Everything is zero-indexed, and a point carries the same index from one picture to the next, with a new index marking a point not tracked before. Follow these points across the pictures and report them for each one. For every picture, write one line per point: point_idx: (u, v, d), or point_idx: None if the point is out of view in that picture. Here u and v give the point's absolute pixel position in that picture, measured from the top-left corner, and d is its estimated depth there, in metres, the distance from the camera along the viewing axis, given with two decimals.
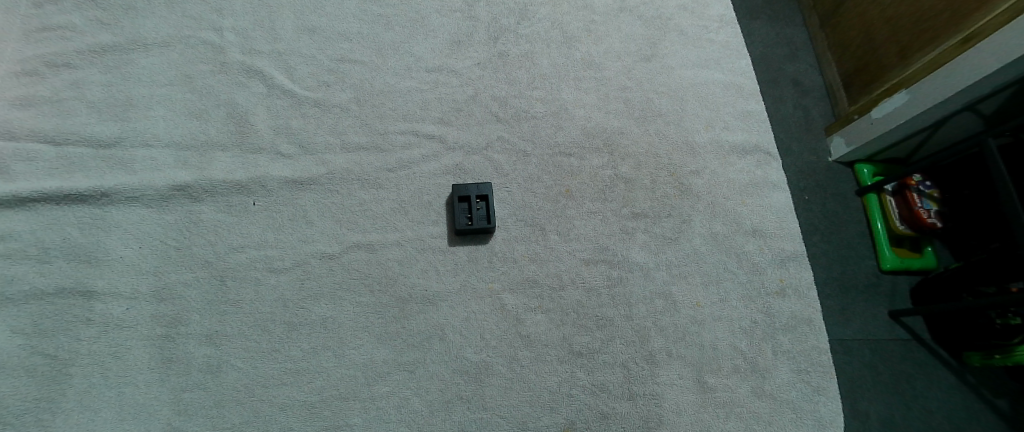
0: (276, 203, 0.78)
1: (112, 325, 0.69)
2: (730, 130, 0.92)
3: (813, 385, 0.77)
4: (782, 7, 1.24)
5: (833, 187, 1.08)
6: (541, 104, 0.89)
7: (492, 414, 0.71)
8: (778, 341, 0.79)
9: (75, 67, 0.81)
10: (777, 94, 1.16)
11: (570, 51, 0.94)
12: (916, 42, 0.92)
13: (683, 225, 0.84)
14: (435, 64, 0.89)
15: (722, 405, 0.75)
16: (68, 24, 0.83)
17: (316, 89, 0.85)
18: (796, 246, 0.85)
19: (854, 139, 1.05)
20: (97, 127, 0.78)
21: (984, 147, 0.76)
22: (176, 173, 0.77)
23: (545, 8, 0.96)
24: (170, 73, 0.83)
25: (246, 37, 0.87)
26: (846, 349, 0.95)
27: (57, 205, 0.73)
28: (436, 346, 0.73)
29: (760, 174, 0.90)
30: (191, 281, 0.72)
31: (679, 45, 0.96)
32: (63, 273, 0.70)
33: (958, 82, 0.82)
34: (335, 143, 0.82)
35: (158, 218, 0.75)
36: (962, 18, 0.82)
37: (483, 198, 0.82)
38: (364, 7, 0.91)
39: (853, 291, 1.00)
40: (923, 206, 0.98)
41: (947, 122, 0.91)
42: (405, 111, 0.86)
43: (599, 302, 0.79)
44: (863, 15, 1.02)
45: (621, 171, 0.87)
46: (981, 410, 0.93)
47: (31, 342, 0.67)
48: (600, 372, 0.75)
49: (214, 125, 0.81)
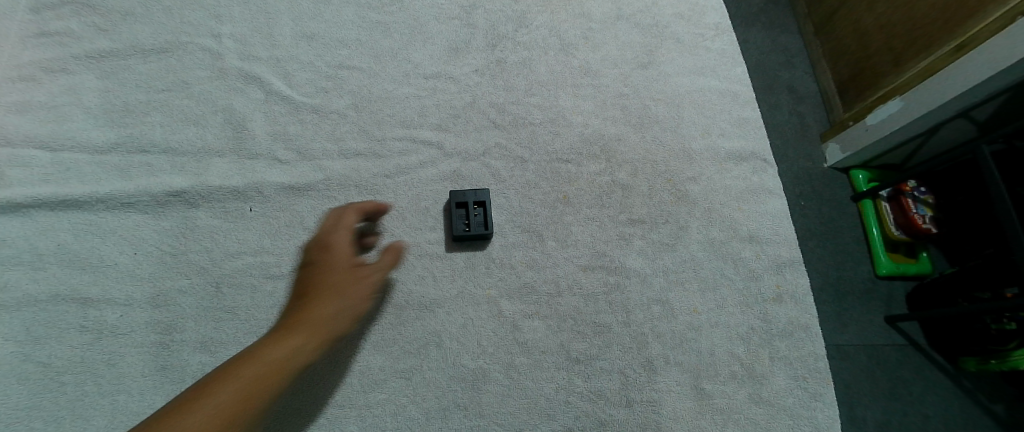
0: (273, 209, 0.78)
1: (106, 332, 0.68)
2: (726, 137, 0.92)
3: (810, 391, 0.77)
4: (777, 15, 1.26)
5: (828, 194, 1.09)
6: (539, 110, 0.90)
7: (489, 421, 0.70)
8: (776, 348, 0.79)
9: (73, 73, 0.81)
10: (773, 101, 1.17)
11: (568, 58, 0.94)
12: (910, 50, 0.93)
13: (680, 231, 0.85)
14: (434, 71, 0.90)
15: (720, 412, 0.75)
16: (66, 30, 0.83)
17: (314, 95, 0.85)
18: (793, 252, 0.86)
19: (848, 145, 1.06)
20: (94, 133, 0.78)
21: (977, 153, 0.77)
22: (173, 179, 0.77)
23: (542, 16, 0.97)
24: (168, 79, 0.83)
25: (244, 43, 0.87)
26: (842, 354, 0.96)
27: (50, 211, 0.73)
28: (434, 353, 0.73)
29: (756, 181, 0.90)
30: (187, 288, 0.72)
31: (675, 53, 0.97)
32: (57, 280, 0.70)
33: (951, 88, 0.83)
34: (333, 150, 0.82)
35: (154, 224, 0.75)
36: (956, 26, 0.83)
37: (481, 205, 0.81)
38: (363, 14, 0.92)
39: (849, 296, 1.00)
40: (917, 212, 0.98)
41: (941, 128, 0.92)
42: (404, 118, 0.86)
43: (597, 309, 0.78)
44: (858, 23, 1.04)
45: (619, 177, 0.87)
46: (978, 416, 0.94)
47: (24, 349, 0.66)
48: (597, 379, 0.74)
49: (211, 131, 0.81)
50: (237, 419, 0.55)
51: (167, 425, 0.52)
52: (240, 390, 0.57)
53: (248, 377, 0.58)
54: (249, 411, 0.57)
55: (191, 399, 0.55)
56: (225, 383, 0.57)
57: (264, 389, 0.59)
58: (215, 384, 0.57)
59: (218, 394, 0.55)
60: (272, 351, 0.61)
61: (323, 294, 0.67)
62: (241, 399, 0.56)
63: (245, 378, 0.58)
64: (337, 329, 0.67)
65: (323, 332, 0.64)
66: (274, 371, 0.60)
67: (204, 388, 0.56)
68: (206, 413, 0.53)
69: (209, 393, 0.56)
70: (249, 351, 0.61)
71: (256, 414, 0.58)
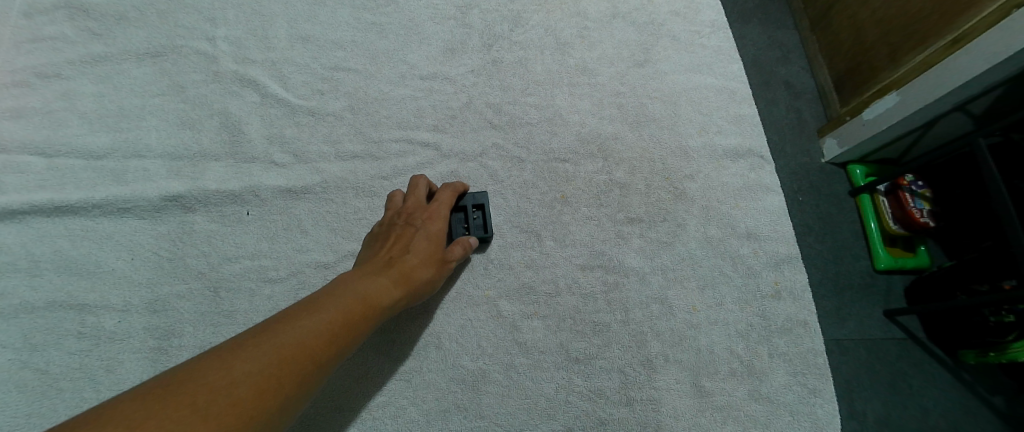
0: (271, 212, 0.77)
1: (104, 338, 0.68)
2: (723, 135, 0.92)
3: (809, 388, 0.78)
4: (773, 10, 1.25)
5: (825, 189, 1.09)
6: (536, 110, 0.90)
7: (489, 421, 0.71)
8: (775, 344, 0.80)
9: (67, 77, 0.81)
10: (769, 97, 1.17)
11: (564, 57, 0.94)
12: (905, 44, 0.93)
13: (678, 229, 0.85)
14: (429, 72, 0.89)
15: (719, 409, 0.75)
16: (59, 35, 0.83)
17: (309, 97, 0.85)
18: (790, 248, 0.86)
19: (846, 140, 1.06)
20: (89, 138, 0.78)
21: (974, 146, 0.77)
22: (169, 183, 0.77)
23: (538, 15, 0.96)
24: (162, 83, 0.83)
25: (239, 46, 0.87)
26: (841, 349, 0.96)
27: (46, 217, 0.72)
28: (433, 354, 0.73)
29: (753, 178, 0.90)
30: (184, 293, 0.72)
31: (671, 50, 0.97)
32: (54, 286, 0.69)
33: (947, 82, 0.83)
34: (329, 152, 0.82)
35: (151, 229, 0.74)
36: (951, 20, 0.83)
37: (479, 208, 0.81)
38: (358, 16, 0.91)
39: (847, 291, 1.00)
40: (915, 206, 0.98)
41: (938, 122, 0.92)
42: (400, 119, 0.86)
43: (595, 308, 0.78)
44: (854, 18, 1.04)
45: (616, 176, 0.87)
46: (977, 409, 0.94)
47: (22, 356, 0.66)
48: (596, 379, 0.74)
49: (207, 134, 0.80)
50: (336, 343, 0.54)
51: (270, 335, 0.51)
52: (340, 316, 0.55)
53: (347, 307, 0.57)
54: (347, 337, 0.55)
55: (291, 315, 0.54)
56: (324, 306, 0.55)
57: (361, 321, 0.57)
58: (315, 306, 0.55)
59: (319, 314, 0.54)
60: (368, 292, 0.60)
61: (418, 257, 0.67)
62: (340, 324, 0.55)
63: (344, 306, 0.56)
64: (419, 296, 0.66)
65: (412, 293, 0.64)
66: (370, 307, 0.59)
67: (304, 307, 0.55)
68: (309, 330, 0.52)
69: (309, 312, 0.54)
70: (344, 284, 0.60)
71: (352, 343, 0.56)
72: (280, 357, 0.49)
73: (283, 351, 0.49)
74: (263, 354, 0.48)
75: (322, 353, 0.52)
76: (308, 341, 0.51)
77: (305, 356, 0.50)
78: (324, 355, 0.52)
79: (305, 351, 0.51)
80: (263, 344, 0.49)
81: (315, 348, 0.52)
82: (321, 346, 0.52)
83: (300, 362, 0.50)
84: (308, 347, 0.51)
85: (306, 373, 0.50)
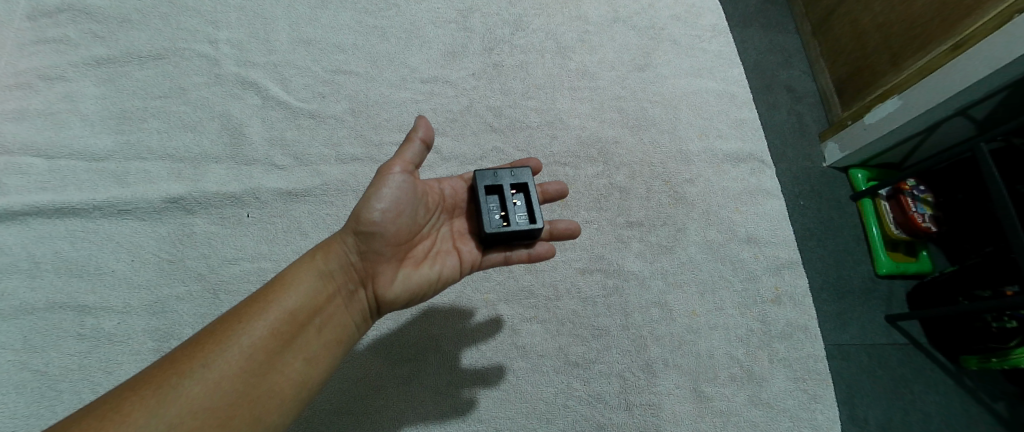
0: (270, 214, 0.78)
1: (103, 340, 0.68)
2: (723, 138, 0.93)
3: (810, 393, 0.77)
4: (774, 15, 1.26)
5: (827, 193, 1.08)
6: (536, 114, 0.90)
7: (487, 426, 0.70)
8: (774, 349, 0.79)
9: (70, 80, 0.81)
10: (770, 101, 1.17)
11: (564, 61, 0.94)
12: (907, 48, 0.93)
13: (677, 233, 0.84)
14: (430, 75, 0.90)
15: (719, 414, 0.74)
16: (64, 37, 0.84)
17: (310, 100, 0.85)
18: (791, 253, 0.86)
19: (848, 145, 1.05)
20: (91, 140, 0.78)
21: (976, 151, 0.77)
22: (170, 186, 0.77)
23: (539, 19, 0.97)
24: (165, 85, 0.83)
25: (242, 49, 0.87)
26: (843, 354, 0.95)
27: (49, 218, 0.73)
28: (433, 358, 0.73)
29: (753, 182, 0.90)
30: (184, 295, 0.72)
31: (672, 55, 0.97)
32: (54, 287, 0.70)
33: (949, 87, 0.83)
34: (330, 155, 0.82)
35: (152, 231, 0.75)
36: (953, 25, 0.83)
37: (520, 191, 0.64)
38: (360, 19, 0.92)
39: (848, 296, 1.00)
40: (917, 211, 0.98)
41: (940, 127, 0.92)
42: (401, 122, 0.86)
43: (595, 312, 0.78)
44: (857, 21, 1.04)
45: (616, 180, 0.87)
46: (980, 415, 0.93)
47: (21, 357, 0.65)
48: (596, 383, 0.74)
49: (208, 137, 0.81)
50: (274, 362, 0.46)
51: (178, 374, 0.43)
52: (269, 327, 0.47)
53: (278, 314, 0.48)
54: (289, 353, 0.47)
55: (207, 336, 0.46)
56: (252, 316, 0.48)
57: (304, 328, 0.49)
58: (237, 321, 0.47)
59: (243, 332, 0.46)
60: (298, 281, 0.51)
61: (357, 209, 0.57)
62: (271, 338, 0.47)
63: (275, 312, 0.48)
64: (347, 239, 0.54)
65: (343, 250, 0.54)
66: (309, 305, 0.51)
67: (225, 324, 0.47)
68: (226, 357, 0.45)
69: (229, 331, 0.46)
70: (277, 279, 0.52)
71: (301, 356, 0.48)
72: (222, 370, 0.44)
73: (196, 390, 0.42)
74: (188, 382, 0.42)
75: (255, 380, 0.45)
76: (229, 371, 0.44)
77: (232, 390, 0.43)
78: (260, 381, 0.45)
79: (236, 372, 0.44)
80: (174, 384, 0.42)
81: (241, 375, 0.44)
82: (246, 371, 0.45)
83: (223, 396, 0.43)
84: (232, 375, 0.44)
85: (240, 407, 0.43)
